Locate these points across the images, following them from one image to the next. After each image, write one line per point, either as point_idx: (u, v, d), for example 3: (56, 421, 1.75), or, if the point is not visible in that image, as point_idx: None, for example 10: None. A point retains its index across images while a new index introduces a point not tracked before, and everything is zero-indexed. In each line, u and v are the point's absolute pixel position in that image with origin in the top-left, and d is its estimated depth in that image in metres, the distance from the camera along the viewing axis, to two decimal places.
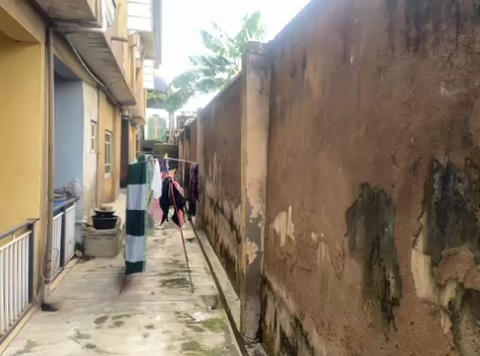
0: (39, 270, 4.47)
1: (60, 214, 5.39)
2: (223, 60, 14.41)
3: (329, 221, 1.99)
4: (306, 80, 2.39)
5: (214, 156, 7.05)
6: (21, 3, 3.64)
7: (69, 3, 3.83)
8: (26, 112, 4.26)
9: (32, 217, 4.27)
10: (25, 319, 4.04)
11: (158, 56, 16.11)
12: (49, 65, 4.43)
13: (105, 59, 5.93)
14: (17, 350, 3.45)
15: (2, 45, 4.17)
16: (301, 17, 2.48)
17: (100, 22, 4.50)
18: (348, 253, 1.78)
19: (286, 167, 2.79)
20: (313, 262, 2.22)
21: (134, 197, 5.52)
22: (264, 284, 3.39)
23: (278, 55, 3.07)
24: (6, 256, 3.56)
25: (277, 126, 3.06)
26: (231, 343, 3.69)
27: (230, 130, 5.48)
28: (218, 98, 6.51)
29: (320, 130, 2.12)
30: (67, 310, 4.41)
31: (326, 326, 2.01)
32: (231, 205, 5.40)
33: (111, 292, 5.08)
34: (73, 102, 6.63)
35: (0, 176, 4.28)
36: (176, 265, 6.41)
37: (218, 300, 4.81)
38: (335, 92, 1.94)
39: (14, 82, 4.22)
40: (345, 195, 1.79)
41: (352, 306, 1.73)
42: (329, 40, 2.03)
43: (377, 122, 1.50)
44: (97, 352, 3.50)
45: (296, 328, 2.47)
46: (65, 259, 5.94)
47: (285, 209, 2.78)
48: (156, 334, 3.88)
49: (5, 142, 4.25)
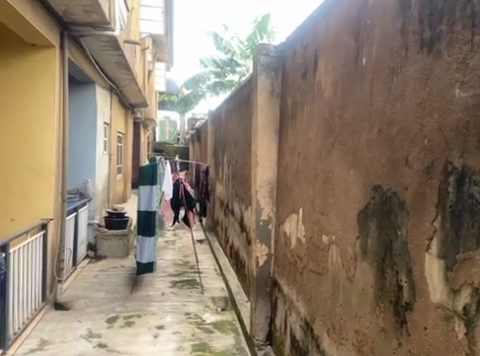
0: (52, 269, 4.51)
1: (73, 214, 5.44)
2: (234, 62, 14.38)
3: (340, 224, 1.98)
4: (317, 82, 2.37)
5: (224, 158, 7.06)
6: (36, 7, 3.68)
7: (83, 7, 3.87)
8: (40, 113, 4.31)
9: (46, 216, 4.32)
10: (38, 318, 4.08)
11: (170, 58, 16.21)
12: (63, 67, 4.48)
13: (118, 61, 5.97)
14: (30, 348, 3.49)
15: (17, 47, 4.23)
16: (313, 19, 2.47)
17: (114, 25, 4.54)
18: (360, 256, 1.76)
19: (296, 169, 2.78)
20: (324, 265, 2.20)
21: (145, 198, 5.56)
22: (274, 286, 3.38)
23: (290, 57, 3.06)
24: (21, 255, 3.61)
25: (288, 128, 3.05)
26: (241, 345, 3.68)
27: (241, 132, 5.48)
28: (229, 100, 6.51)
29: (332, 132, 2.11)
30: (79, 310, 4.44)
31: (337, 330, 1.99)
32: (241, 206, 5.40)
33: (122, 292, 5.11)
34: (86, 104, 6.69)
35: (15, 177, 4.33)
36: (187, 266, 6.42)
37: (228, 302, 4.80)
38: (347, 94, 1.93)
39: (29, 85, 4.29)
40: (357, 197, 1.78)
41: (364, 310, 1.71)
42: (341, 41, 2.02)
43: (390, 124, 1.48)
44: (109, 351, 3.51)
45: (306, 332, 2.45)
46: (78, 259, 6.00)
47: (296, 212, 2.76)
48: (166, 334, 3.89)
49: (19, 143, 4.31)
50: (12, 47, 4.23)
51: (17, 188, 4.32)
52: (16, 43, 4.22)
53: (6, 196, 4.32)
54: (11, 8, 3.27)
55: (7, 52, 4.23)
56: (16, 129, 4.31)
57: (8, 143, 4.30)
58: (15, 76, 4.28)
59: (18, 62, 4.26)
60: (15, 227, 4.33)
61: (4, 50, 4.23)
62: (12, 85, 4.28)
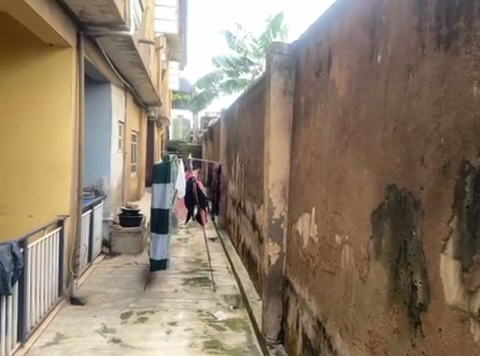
0: (68, 265, 4.57)
1: (89, 211, 5.50)
2: (247, 61, 14.32)
3: (353, 223, 1.96)
4: (331, 80, 2.36)
5: (237, 156, 7.06)
6: (53, 7, 3.72)
7: (98, 7, 3.90)
8: (57, 112, 4.36)
9: (62, 213, 4.37)
10: (54, 312, 4.14)
11: (183, 57, 16.26)
12: (79, 67, 4.53)
13: (132, 61, 6.01)
14: (47, 342, 3.54)
15: (35, 47, 4.30)
16: (327, 17, 2.45)
17: (128, 25, 4.56)
18: (373, 256, 1.74)
19: (309, 167, 2.76)
20: (337, 265, 2.19)
21: (158, 196, 5.60)
22: (286, 285, 3.37)
23: (303, 55, 3.04)
24: (38, 250, 3.66)
25: (301, 126, 3.03)
26: (253, 343, 3.68)
27: (253, 130, 5.46)
28: (242, 99, 6.50)
29: (345, 130, 2.09)
30: (93, 305, 4.49)
31: (349, 330, 1.98)
32: (253, 205, 5.39)
33: (135, 288, 5.16)
34: (101, 103, 6.75)
35: (33, 174, 4.39)
36: (199, 264, 6.45)
37: (240, 300, 4.80)
38: (361, 92, 1.91)
39: (47, 84, 4.34)
40: (371, 197, 1.76)
41: (377, 310, 1.69)
42: (355, 39, 1.99)
43: (405, 122, 1.47)
44: (123, 346, 3.55)
45: (318, 331, 2.44)
46: (93, 256, 6.07)
47: (309, 210, 2.75)
48: (179, 331, 3.91)
49: (37, 141, 4.37)
50: (30, 46, 4.30)
51: (35, 186, 4.38)
52: (34, 43, 4.28)
53: (25, 193, 4.38)
54: (29, 8, 3.31)
55: (25, 52, 4.30)
56: (33, 128, 4.37)
57: (27, 141, 4.36)
58: (33, 75, 4.34)
59: (36, 61, 4.32)
60: (32, 223, 4.38)
61: (22, 49, 4.29)
62: (31, 84, 4.34)
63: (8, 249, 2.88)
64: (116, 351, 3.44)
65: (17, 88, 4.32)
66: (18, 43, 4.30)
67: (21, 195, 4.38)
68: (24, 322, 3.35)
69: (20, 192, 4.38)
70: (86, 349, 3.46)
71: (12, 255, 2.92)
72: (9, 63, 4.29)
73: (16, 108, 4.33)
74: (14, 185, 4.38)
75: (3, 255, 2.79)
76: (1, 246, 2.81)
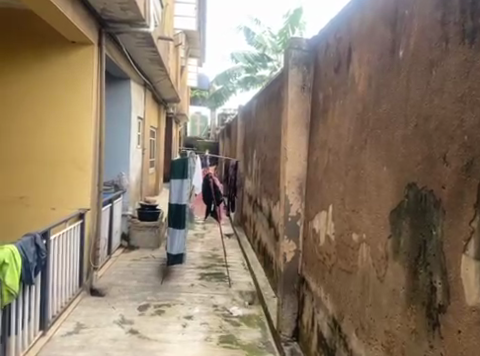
0: (89, 257, 4.64)
1: (109, 205, 5.56)
2: (266, 58, 14.37)
3: (371, 222, 1.93)
4: (350, 76, 2.32)
5: (254, 153, 7.04)
6: (76, 4, 3.76)
7: (119, 4, 3.92)
8: (78, 108, 4.42)
9: (83, 206, 4.44)
10: (75, 303, 4.21)
11: (202, 54, 16.35)
12: (100, 64, 4.58)
13: (152, 58, 6.03)
14: (67, 331, 3.61)
15: (58, 45, 4.35)
16: (347, 12, 2.41)
17: (149, 22, 4.58)
18: (392, 256, 1.71)
19: (327, 164, 2.73)
20: (354, 264, 2.16)
21: (176, 192, 5.63)
22: (301, 283, 3.34)
23: (322, 50, 3.00)
24: (60, 242, 3.72)
25: (319, 123, 3.00)
26: (268, 340, 3.67)
27: (270, 127, 5.44)
28: (259, 95, 6.48)
29: (365, 127, 2.05)
30: (112, 297, 4.55)
31: (366, 330, 1.95)
32: (269, 202, 5.36)
33: (152, 281, 5.20)
34: (120, 100, 6.82)
35: (55, 169, 4.46)
36: (215, 259, 6.46)
37: (255, 296, 4.80)
38: (381, 89, 1.87)
39: (69, 80, 4.40)
40: (390, 195, 1.73)
41: (394, 311, 1.66)
42: (377, 34, 1.95)
43: (427, 119, 1.43)
44: (140, 337, 3.59)
45: (334, 330, 2.42)
46: (112, 248, 6.16)
47: (326, 208, 2.71)
48: (194, 324, 3.93)
49: (59, 136, 4.43)
50: (53, 44, 4.36)
51: (57, 180, 4.45)
52: (57, 40, 4.35)
53: (47, 187, 4.45)
54: (53, 5, 3.34)
55: (48, 49, 4.36)
56: (55, 123, 4.43)
57: (49, 136, 4.43)
58: (55, 73, 4.40)
59: (58, 59, 4.37)
60: (54, 217, 4.45)
61: (45, 47, 4.36)
62: (53, 81, 4.40)
63: (32, 240, 2.94)
64: (134, 343, 3.48)
65: (40, 85, 4.40)
66: (42, 41, 4.37)
67: (44, 189, 4.45)
68: (46, 311, 3.43)
69: (43, 186, 4.45)
70: (105, 339, 3.51)
71: (35, 246, 2.99)
72: (32, 60, 4.37)
73: (39, 105, 4.41)
74: (37, 179, 4.46)
75: (28, 246, 2.85)
76: (25, 237, 2.87)
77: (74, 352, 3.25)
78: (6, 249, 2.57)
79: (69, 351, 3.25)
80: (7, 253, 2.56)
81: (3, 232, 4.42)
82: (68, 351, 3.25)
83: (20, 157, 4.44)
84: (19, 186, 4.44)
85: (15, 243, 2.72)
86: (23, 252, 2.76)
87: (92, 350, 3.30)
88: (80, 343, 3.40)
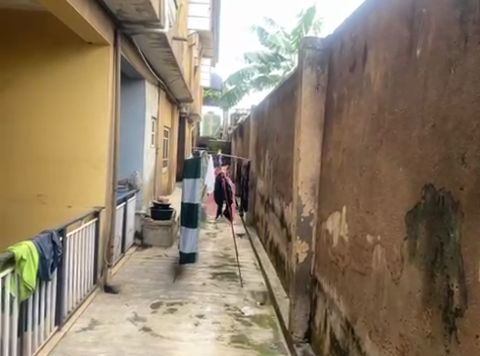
0: (103, 255, 4.68)
1: (123, 203, 5.59)
2: (279, 57, 14.35)
3: (386, 223, 1.90)
4: (366, 75, 2.29)
5: (266, 152, 7.03)
6: (93, 5, 3.79)
7: (135, 6, 3.95)
8: (94, 108, 4.46)
9: (98, 204, 4.48)
10: (89, 299, 4.26)
11: (215, 54, 16.38)
12: (116, 65, 4.61)
13: (166, 58, 6.05)
14: (82, 327, 3.64)
15: (74, 45, 4.40)
16: (363, 10, 2.38)
17: (163, 23, 4.59)
18: (408, 258, 1.68)
19: (341, 164, 2.70)
20: (368, 266, 2.13)
21: (188, 191, 5.65)
22: (314, 284, 3.32)
23: (337, 49, 2.97)
24: (75, 240, 3.76)
25: (333, 123, 2.97)
26: (280, 340, 3.65)
27: (283, 127, 5.41)
28: (272, 95, 6.45)
29: (380, 127, 2.03)
30: (125, 294, 4.59)
31: (380, 333, 1.92)
32: (282, 202, 5.34)
33: (165, 280, 5.22)
34: (134, 99, 6.86)
35: (70, 167, 4.50)
36: (227, 259, 6.46)
37: (267, 297, 4.78)
38: (398, 88, 1.84)
39: (85, 81, 4.44)
40: (406, 197, 1.70)
41: (410, 314, 1.64)
42: (394, 33, 1.92)
43: (445, 119, 1.40)
44: (153, 335, 3.61)
45: (347, 332, 2.39)
46: (126, 246, 6.20)
47: (340, 209, 2.68)
48: (206, 323, 3.93)
49: (75, 135, 4.48)
50: (69, 44, 4.40)
51: (73, 179, 4.50)
52: (75, 40, 4.39)
53: (62, 185, 4.50)
54: (70, 7, 3.38)
55: (65, 49, 4.40)
56: (71, 122, 4.47)
57: (65, 135, 4.48)
58: (71, 72, 4.44)
59: (75, 59, 4.42)
60: (70, 215, 4.50)
61: (62, 47, 4.40)
62: (69, 81, 4.45)
63: (49, 237, 2.97)
64: (147, 340, 3.50)
65: (56, 85, 4.45)
66: (59, 41, 4.41)
67: (59, 188, 4.50)
68: (62, 306, 3.47)
69: (59, 185, 4.50)
70: (118, 336, 3.54)
71: (52, 243, 3.02)
72: (50, 61, 4.43)
73: (55, 104, 4.46)
74: (53, 178, 4.51)
75: (45, 243, 2.88)
76: (42, 234, 2.90)
77: (89, 348, 3.28)
78: (24, 246, 2.61)
79: (84, 347, 3.28)
80: (25, 249, 2.60)
81: (20, 230, 4.48)
82: (83, 347, 3.29)
83: (37, 156, 4.49)
84: (35, 184, 4.50)
85: (33, 239, 2.76)
86: (40, 249, 2.79)
87: (106, 346, 3.32)
88: (95, 339, 3.43)
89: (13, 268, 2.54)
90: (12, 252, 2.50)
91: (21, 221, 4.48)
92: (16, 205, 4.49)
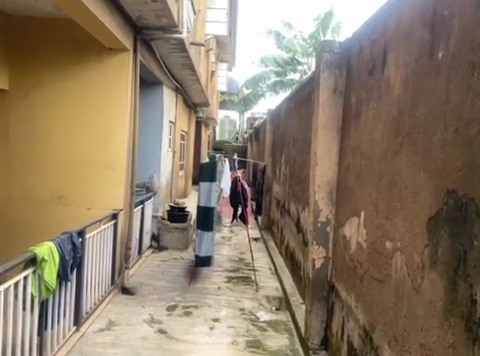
0: (120, 257, 4.71)
1: (140, 206, 5.63)
2: (296, 61, 14.16)
3: (406, 229, 1.86)
4: (385, 78, 2.25)
5: (282, 156, 6.99)
6: (113, 11, 3.84)
7: (154, 12, 3.98)
8: (114, 111, 4.51)
9: (116, 207, 4.53)
10: (107, 300, 4.28)
11: (232, 58, 16.43)
12: (135, 70, 4.67)
13: (184, 63, 6.08)
14: (100, 327, 3.67)
15: (94, 51, 4.46)
16: (383, 13, 2.34)
17: (181, 28, 4.62)
18: (429, 266, 1.64)
19: (359, 169, 2.66)
20: (387, 273, 2.08)
21: (204, 194, 5.65)
22: (331, 290, 3.27)
23: (356, 52, 2.94)
24: (94, 242, 3.79)
25: (351, 127, 2.93)
26: (296, 347, 3.60)
27: (300, 131, 5.38)
28: (289, 99, 6.43)
29: (400, 132, 1.99)
30: (142, 296, 4.61)
31: (399, 342, 1.88)
32: (298, 207, 5.29)
33: (181, 282, 5.23)
34: (152, 104, 6.91)
35: (90, 170, 4.55)
36: (242, 263, 6.43)
37: (282, 302, 4.73)
38: (419, 93, 1.80)
39: (105, 85, 4.49)
40: (427, 203, 1.66)
41: (430, 323, 1.59)
42: (414, 36, 1.89)
43: (468, 124, 1.36)
44: (168, 337, 3.61)
45: (365, 340, 2.34)
46: (143, 249, 6.23)
47: (358, 214, 2.64)
48: (221, 327, 3.91)
49: (95, 139, 4.53)
50: (90, 50, 4.46)
51: (91, 181, 4.55)
52: (95, 46, 4.45)
53: (81, 187, 4.55)
54: (92, 14, 3.42)
55: (85, 54, 4.47)
56: (90, 126, 4.53)
57: (85, 138, 4.53)
58: (91, 77, 4.50)
59: (95, 64, 4.48)
60: (89, 217, 4.54)
61: (82, 52, 4.47)
62: (90, 85, 4.50)
63: (69, 238, 3.00)
64: (163, 342, 3.50)
65: (77, 89, 4.51)
66: (79, 47, 4.48)
67: (78, 190, 4.55)
68: (80, 307, 3.50)
69: (79, 187, 4.55)
70: (135, 337, 3.54)
71: (72, 244, 3.05)
72: (71, 66, 4.49)
73: (76, 107, 4.51)
74: (72, 180, 4.56)
75: (65, 244, 2.91)
76: (62, 235, 2.93)
77: (106, 348, 3.30)
78: (45, 246, 2.64)
79: (101, 348, 3.29)
80: (46, 250, 2.63)
81: (40, 231, 4.55)
82: (100, 348, 3.30)
83: (57, 158, 4.55)
84: (56, 187, 4.56)
85: (53, 240, 2.79)
86: (60, 250, 2.82)
87: (122, 347, 3.34)
88: (112, 340, 3.45)
89: (34, 268, 2.58)
90: (34, 252, 2.54)
91: (41, 224, 4.55)
92: (37, 207, 4.56)
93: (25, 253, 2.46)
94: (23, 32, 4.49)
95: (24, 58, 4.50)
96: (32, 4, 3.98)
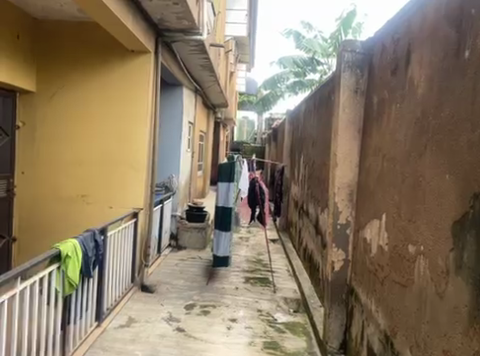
0: (140, 256, 4.75)
1: (159, 205, 5.66)
2: (315, 62, 14.04)
3: (430, 233, 1.81)
4: (409, 78, 2.20)
5: (301, 158, 6.94)
6: (136, 13, 3.87)
7: (175, 14, 4.00)
8: (134, 111, 4.54)
9: (136, 206, 4.57)
10: (127, 298, 4.33)
11: (251, 58, 16.42)
12: (156, 71, 4.69)
13: (204, 64, 6.10)
14: (119, 324, 3.70)
15: (117, 53, 4.51)
16: (407, 11, 2.29)
17: (202, 30, 4.62)
18: (453, 271, 1.59)
19: (381, 171, 2.61)
20: (409, 277, 2.03)
21: (223, 194, 5.66)
22: (350, 293, 3.22)
23: (378, 51, 2.88)
24: (115, 241, 3.83)
25: (372, 127, 2.88)
26: (314, 349, 3.56)
27: (319, 131, 5.33)
28: (308, 99, 6.37)
29: (424, 133, 1.94)
30: (161, 294, 4.64)
31: (421, 348, 1.84)
32: (317, 208, 5.24)
33: (199, 282, 5.24)
34: (172, 105, 6.96)
35: (112, 169, 4.60)
36: (260, 264, 6.41)
37: (300, 304, 4.69)
38: (444, 94, 1.76)
39: (126, 86, 4.54)
40: (452, 206, 1.62)
41: (454, 330, 1.55)
42: (440, 35, 1.84)
43: None
44: (186, 336, 3.61)
45: (386, 345, 2.30)
46: (162, 248, 6.28)
47: (379, 217, 2.59)
48: (239, 328, 3.90)
49: (116, 138, 4.57)
50: (113, 52, 4.52)
51: (113, 180, 4.60)
52: (118, 48, 4.50)
53: (104, 186, 4.61)
54: (116, 16, 3.45)
55: (109, 56, 4.52)
56: (112, 126, 4.58)
57: (107, 137, 4.59)
58: (113, 79, 4.55)
59: (118, 66, 4.53)
60: (111, 215, 4.60)
61: (106, 54, 4.53)
62: (112, 86, 4.55)
63: (91, 235, 3.03)
64: (181, 340, 3.51)
65: (100, 90, 4.57)
66: (104, 50, 4.53)
67: (101, 189, 4.61)
68: (102, 304, 3.54)
69: (100, 186, 4.61)
70: (154, 335, 3.56)
71: (94, 241, 3.08)
72: (95, 68, 4.55)
73: (98, 108, 4.58)
74: (95, 179, 4.62)
75: (88, 241, 2.94)
76: (85, 233, 2.96)
77: (126, 345, 3.33)
78: (69, 244, 2.67)
79: (121, 344, 3.33)
80: (70, 247, 2.67)
81: (65, 229, 4.63)
82: (120, 344, 3.34)
83: (80, 158, 4.62)
84: (78, 186, 4.63)
85: (77, 237, 2.82)
86: (83, 247, 2.85)
87: (141, 344, 3.36)
88: (132, 337, 3.48)
89: (58, 264, 2.61)
90: (58, 249, 2.57)
91: (65, 221, 4.63)
92: (61, 205, 4.64)
93: (50, 250, 2.50)
94: (50, 35, 4.57)
95: (51, 61, 4.58)
96: (58, 8, 4.08)
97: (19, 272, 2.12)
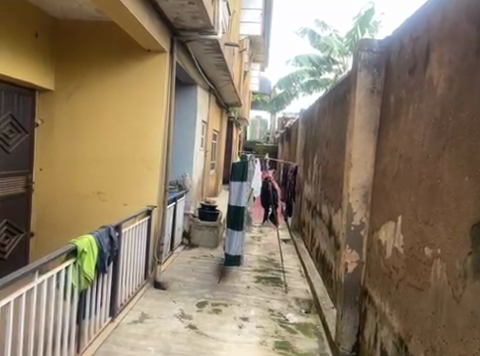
0: (154, 253, 4.78)
1: (172, 203, 5.68)
2: (331, 60, 13.93)
3: (448, 236, 1.78)
4: (427, 78, 2.17)
5: (314, 157, 6.90)
6: (152, 12, 3.89)
7: (190, 13, 4.00)
8: (150, 109, 4.57)
9: (150, 203, 4.61)
10: (140, 294, 4.36)
11: (265, 58, 16.38)
12: (171, 70, 4.71)
13: (218, 64, 6.10)
14: (132, 319, 3.73)
15: (134, 53, 4.54)
16: (427, 9, 2.25)
17: (217, 29, 4.62)
18: (471, 275, 1.56)
19: (397, 171, 2.58)
20: (425, 281, 2.00)
21: (235, 193, 5.66)
22: (363, 295, 3.19)
23: (395, 50, 2.85)
24: (130, 238, 3.86)
25: (388, 128, 2.85)
26: (326, 351, 3.53)
27: (333, 132, 5.29)
28: (323, 99, 6.33)
29: (443, 134, 1.91)
30: (174, 291, 4.66)
31: (436, 353, 1.81)
32: (330, 209, 5.20)
33: (210, 280, 5.25)
34: (186, 104, 6.98)
35: (127, 166, 4.62)
36: (271, 264, 6.40)
37: (312, 305, 4.66)
38: (464, 95, 1.72)
39: (142, 85, 4.57)
40: (471, 209, 1.59)
41: (472, 335, 1.52)
42: (460, 35, 1.81)
43: None
44: (198, 333, 3.62)
45: (400, 349, 2.26)
46: (174, 245, 6.30)
47: (395, 219, 2.56)
48: (250, 327, 3.90)
49: (131, 136, 4.60)
50: (130, 52, 4.55)
51: (127, 178, 4.63)
52: (134, 48, 4.53)
53: (119, 184, 4.64)
54: (132, 17, 3.48)
55: (125, 56, 4.55)
56: (127, 124, 4.60)
57: (122, 135, 4.61)
58: (129, 78, 4.58)
59: (134, 65, 4.56)
60: (125, 212, 4.64)
61: (122, 54, 4.56)
62: (128, 85, 4.58)
63: (106, 231, 3.06)
64: (192, 337, 3.52)
65: (116, 90, 4.60)
66: (121, 49, 4.57)
67: (115, 187, 4.64)
68: (115, 300, 3.57)
69: (115, 183, 4.64)
70: (166, 331, 3.58)
71: (109, 237, 3.10)
72: (112, 67, 4.59)
73: (115, 107, 4.61)
74: (110, 177, 4.65)
75: (103, 237, 2.96)
76: (100, 229, 2.99)
77: (138, 340, 3.35)
78: (85, 239, 2.70)
79: (134, 340, 3.35)
80: (86, 242, 2.69)
81: (80, 225, 4.69)
82: (133, 339, 3.36)
83: (96, 156, 4.66)
84: (94, 182, 4.67)
85: (92, 233, 2.85)
86: (99, 243, 2.87)
87: (154, 340, 3.37)
88: (144, 333, 3.50)
89: (75, 259, 2.63)
90: (75, 244, 2.60)
91: (80, 218, 4.68)
92: (76, 202, 4.68)
93: (67, 246, 2.52)
94: (69, 35, 4.62)
95: (69, 60, 4.63)
96: (76, 7, 4.12)
97: (37, 266, 2.15)
